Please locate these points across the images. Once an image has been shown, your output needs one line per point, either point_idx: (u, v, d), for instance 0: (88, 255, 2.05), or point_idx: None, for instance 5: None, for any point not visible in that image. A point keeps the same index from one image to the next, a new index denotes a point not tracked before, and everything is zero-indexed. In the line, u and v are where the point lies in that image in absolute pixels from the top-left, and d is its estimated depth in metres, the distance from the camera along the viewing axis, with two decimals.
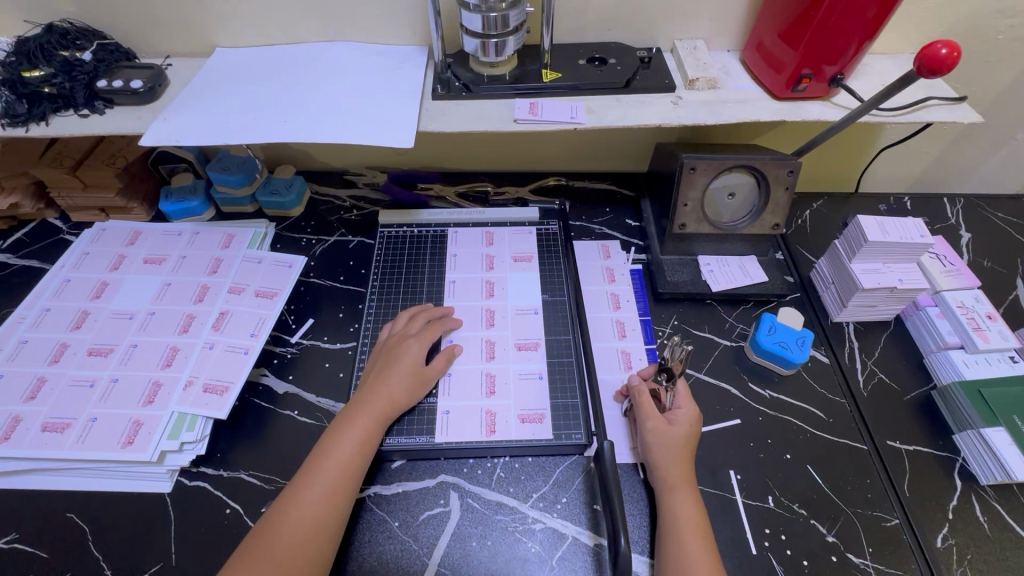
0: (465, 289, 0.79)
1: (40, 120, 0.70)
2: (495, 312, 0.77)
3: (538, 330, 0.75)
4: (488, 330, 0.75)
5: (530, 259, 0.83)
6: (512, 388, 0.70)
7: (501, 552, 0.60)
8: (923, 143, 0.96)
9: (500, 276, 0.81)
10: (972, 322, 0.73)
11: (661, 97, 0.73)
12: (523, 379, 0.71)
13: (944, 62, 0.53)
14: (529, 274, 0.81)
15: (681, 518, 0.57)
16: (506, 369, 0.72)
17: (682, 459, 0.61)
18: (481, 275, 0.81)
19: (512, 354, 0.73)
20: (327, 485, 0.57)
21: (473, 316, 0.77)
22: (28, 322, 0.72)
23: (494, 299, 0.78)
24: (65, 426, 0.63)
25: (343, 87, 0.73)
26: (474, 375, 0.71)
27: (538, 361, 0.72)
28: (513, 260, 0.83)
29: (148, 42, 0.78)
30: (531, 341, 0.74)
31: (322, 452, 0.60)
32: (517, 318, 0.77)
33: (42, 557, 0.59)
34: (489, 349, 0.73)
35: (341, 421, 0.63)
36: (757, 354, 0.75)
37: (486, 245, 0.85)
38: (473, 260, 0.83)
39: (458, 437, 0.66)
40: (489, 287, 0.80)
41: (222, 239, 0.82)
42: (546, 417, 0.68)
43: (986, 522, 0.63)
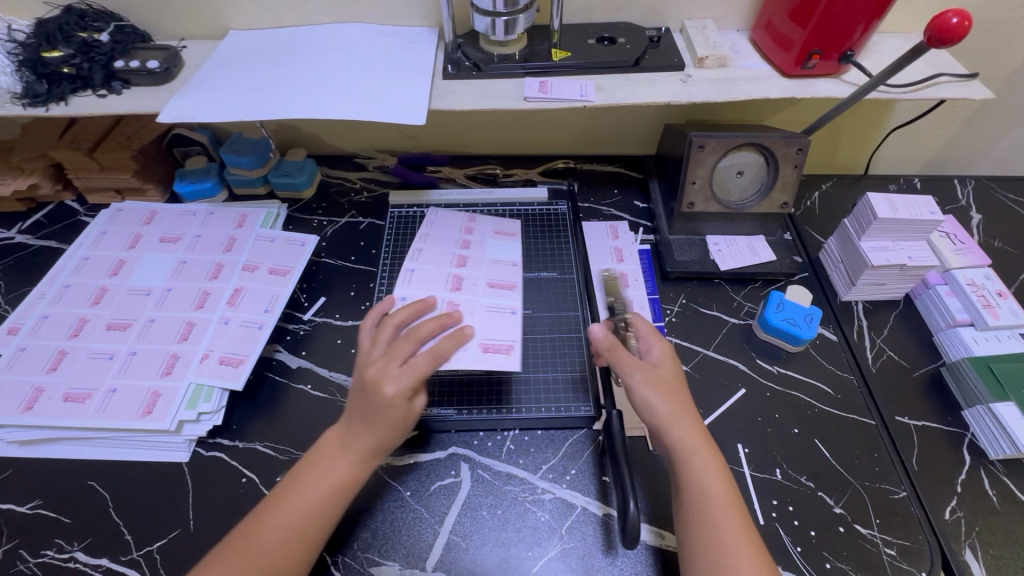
0: (431, 256, 0.75)
1: (59, 100, 0.71)
2: (463, 279, 0.72)
3: (513, 276, 0.74)
4: (453, 293, 0.70)
5: (513, 234, 0.82)
6: (478, 316, 0.66)
7: (512, 521, 0.61)
8: (934, 125, 0.96)
9: (474, 254, 0.77)
10: (983, 300, 0.73)
11: (670, 76, 0.73)
12: (492, 311, 0.67)
13: (955, 32, 0.53)
14: (508, 245, 0.80)
15: (705, 479, 0.54)
16: (472, 301, 0.68)
17: (688, 413, 0.57)
18: (454, 250, 0.77)
19: (482, 290, 0.70)
20: (309, 504, 0.54)
21: (439, 277, 0.72)
22: (48, 298, 0.74)
23: (463, 268, 0.74)
24: (84, 397, 0.65)
25: (354, 67, 0.74)
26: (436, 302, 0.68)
27: (510, 299, 0.70)
28: (494, 233, 0.82)
29: (164, 25, 0.80)
30: (504, 284, 0.72)
31: (305, 471, 0.56)
32: (491, 267, 0.75)
33: (64, 522, 0.60)
34: (455, 282, 0.71)
35: (328, 446, 0.57)
36: (765, 332, 0.76)
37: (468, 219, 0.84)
38: (448, 239, 0.79)
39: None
40: (460, 259, 0.75)
41: (237, 218, 0.84)
42: (513, 350, 0.62)
43: (995, 496, 0.63)
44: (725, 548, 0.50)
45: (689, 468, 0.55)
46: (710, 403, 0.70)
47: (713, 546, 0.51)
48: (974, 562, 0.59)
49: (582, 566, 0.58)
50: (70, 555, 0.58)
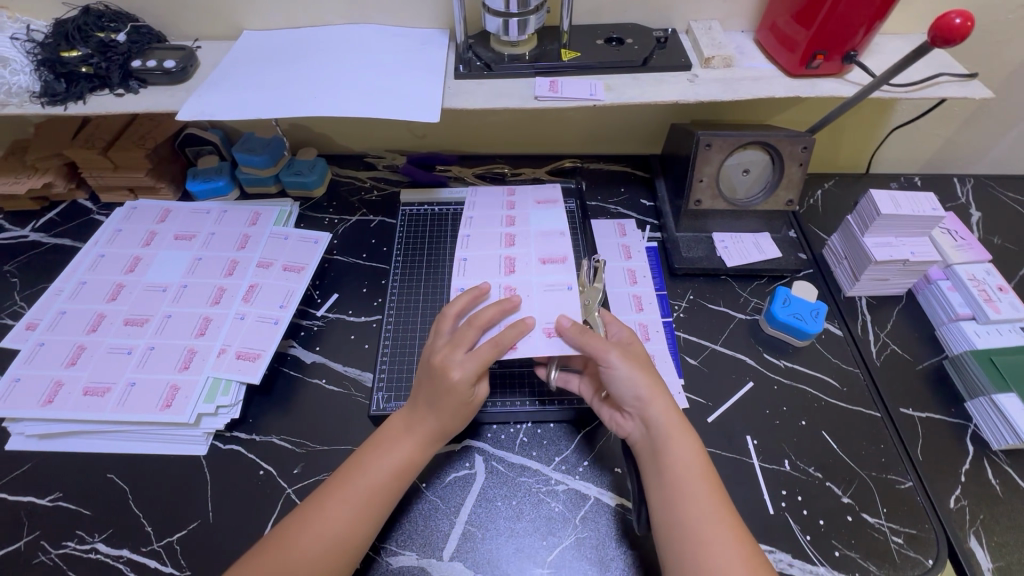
0: (481, 239, 0.75)
1: (78, 99, 0.72)
2: (515, 260, 0.71)
3: (564, 247, 0.73)
4: (508, 277, 0.69)
5: (555, 202, 0.82)
6: (536, 298, 0.66)
7: (526, 511, 0.62)
8: (934, 124, 0.98)
9: (521, 229, 0.76)
10: (984, 294, 0.75)
11: (678, 76, 0.75)
12: (549, 289, 0.67)
13: (958, 31, 0.55)
14: (553, 215, 0.79)
15: (683, 455, 0.56)
16: (529, 281, 0.68)
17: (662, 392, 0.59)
18: (501, 229, 0.77)
19: (535, 268, 0.70)
20: (366, 497, 0.55)
21: (492, 262, 0.71)
22: (66, 294, 0.75)
23: (514, 248, 0.73)
24: (104, 390, 0.65)
25: (367, 67, 0.75)
26: (493, 287, 0.68)
27: (564, 274, 0.69)
28: (536, 203, 0.82)
29: (179, 26, 0.81)
30: (556, 257, 0.72)
31: (362, 465, 0.57)
32: (539, 240, 0.75)
33: (85, 515, 0.61)
34: (508, 264, 0.71)
35: (389, 440, 0.59)
36: (772, 326, 0.77)
37: (508, 195, 0.84)
38: (493, 220, 0.79)
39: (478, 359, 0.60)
40: (509, 238, 0.75)
41: (250, 216, 0.85)
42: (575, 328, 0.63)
43: (998, 485, 0.64)
44: (701, 521, 0.52)
45: (667, 443, 0.56)
46: (719, 396, 0.72)
47: (689, 518, 0.52)
48: (979, 549, 0.60)
49: (596, 555, 0.59)
50: (91, 546, 0.59)
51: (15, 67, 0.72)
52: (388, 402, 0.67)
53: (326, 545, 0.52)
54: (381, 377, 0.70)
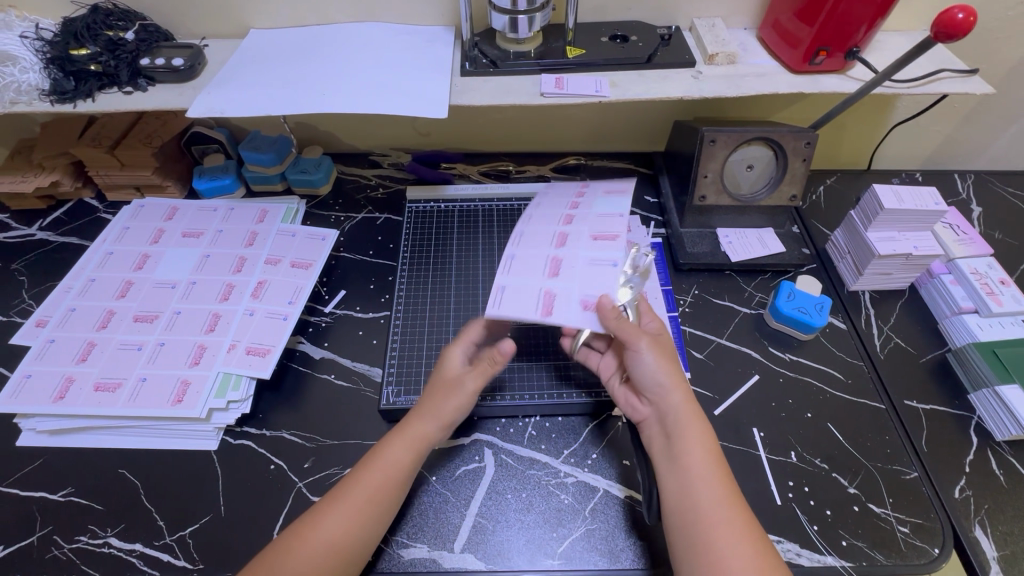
0: (540, 219, 0.78)
1: (87, 97, 0.73)
2: (568, 236, 0.74)
3: (618, 226, 0.73)
4: (557, 249, 0.72)
5: (624, 191, 0.79)
6: (578, 273, 0.68)
7: (536, 503, 0.63)
8: (935, 121, 0.98)
9: (581, 213, 0.77)
10: (986, 288, 0.76)
11: (682, 72, 0.76)
12: (594, 264, 0.69)
13: (961, 27, 0.56)
14: (620, 203, 0.78)
15: (700, 452, 0.56)
16: (576, 255, 0.71)
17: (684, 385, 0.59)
18: (555, 228, 0.76)
19: (586, 244, 0.72)
20: (365, 498, 0.55)
21: (545, 237, 0.75)
22: (74, 291, 0.75)
23: (569, 225, 0.76)
24: (116, 386, 0.66)
25: (375, 64, 0.76)
26: (541, 258, 0.71)
27: (614, 250, 0.70)
28: (604, 193, 0.80)
29: (186, 24, 0.81)
30: (608, 234, 0.73)
31: (367, 465, 0.58)
32: (597, 219, 0.75)
33: (97, 509, 0.61)
34: (561, 238, 0.74)
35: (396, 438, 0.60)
36: (776, 320, 0.78)
37: (578, 189, 0.83)
38: (557, 202, 0.81)
39: (512, 310, 0.65)
40: (567, 217, 0.77)
41: (257, 213, 0.85)
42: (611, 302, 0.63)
43: (1002, 475, 0.65)
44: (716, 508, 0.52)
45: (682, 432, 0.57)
46: (726, 389, 0.72)
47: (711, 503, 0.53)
48: (984, 538, 0.61)
49: (606, 546, 0.60)
50: (104, 540, 0.59)
51: (25, 65, 0.72)
52: (398, 396, 0.68)
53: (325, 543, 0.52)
54: (391, 372, 0.70)
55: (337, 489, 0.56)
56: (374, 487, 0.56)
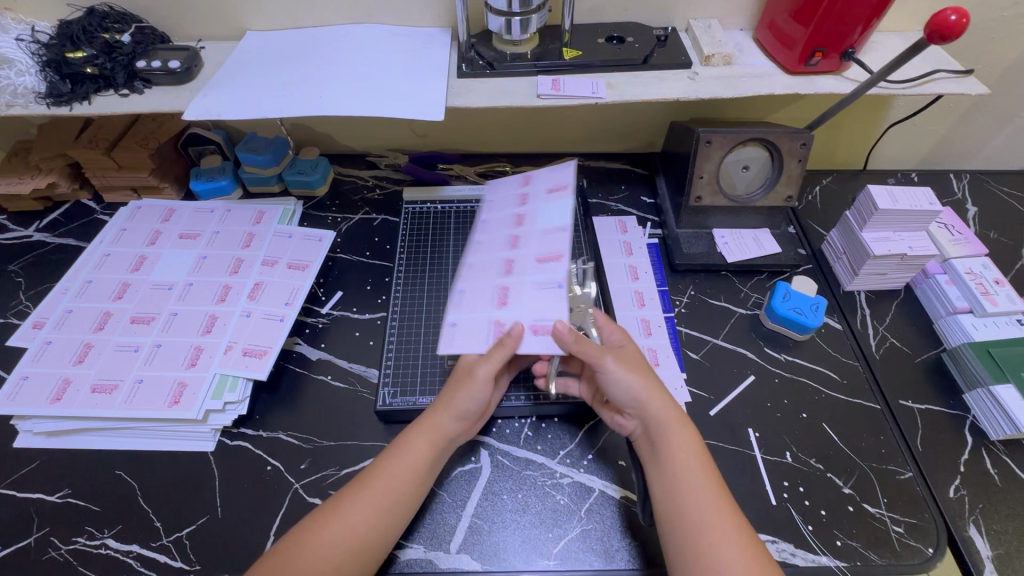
0: (489, 241, 0.76)
1: (83, 99, 0.73)
2: (515, 261, 0.71)
3: (562, 243, 0.69)
4: (505, 277, 0.69)
5: (566, 188, 0.76)
6: (527, 300, 0.65)
7: (532, 504, 0.63)
8: (931, 121, 0.99)
9: (527, 230, 0.74)
10: (981, 287, 0.76)
11: (678, 73, 0.76)
12: (539, 289, 0.66)
13: (954, 29, 0.56)
14: (559, 206, 0.74)
15: (682, 450, 0.57)
16: (523, 281, 0.68)
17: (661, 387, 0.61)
18: (502, 254, 0.73)
19: (531, 267, 0.68)
20: (381, 498, 0.56)
21: (491, 265, 0.72)
22: (72, 292, 0.75)
23: (516, 249, 0.72)
24: (112, 388, 0.66)
25: (371, 66, 0.76)
26: (487, 290, 0.69)
27: (559, 270, 0.66)
28: (547, 193, 0.77)
29: (183, 26, 0.81)
30: (553, 254, 0.69)
31: (384, 465, 0.58)
32: (543, 237, 0.72)
33: (94, 511, 0.62)
34: (507, 265, 0.71)
35: (397, 443, 0.60)
36: (771, 321, 0.78)
37: (521, 187, 0.82)
38: (503, 220, 0.78)
39: (464, 347, 0.64)
40: (514, 240, 0.74)
41: (254, 215, 0.85)
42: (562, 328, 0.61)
43: (997, 475, 0.65)
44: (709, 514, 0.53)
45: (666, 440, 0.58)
46: (721, 389, 0.73)
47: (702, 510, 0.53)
48: (978, 537, 0.61)
49: (602, 547, 0.60)
50: (101, 541, 0.60)
51: (21, 68, 0.72)
52: (394, 397, 0.68)
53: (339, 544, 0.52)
54: (387, 373, 0.70)
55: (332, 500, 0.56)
56: (375, 492, 0.56)
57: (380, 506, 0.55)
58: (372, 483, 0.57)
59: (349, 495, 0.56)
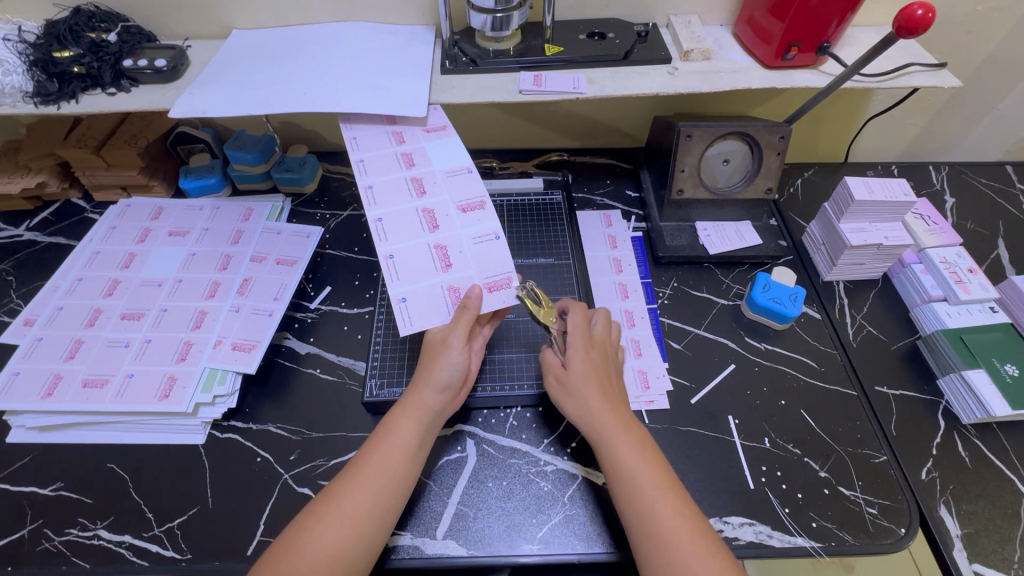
0: (389, 193, 0.71)
1: (70, 98, 0.74)
2: (434, 212, 0.70)
3: (477, 188, 0.72)
4: (433, 234, 0.69)
5: (445, 126, 0.76)
6: (469, 255, 0.68)
7: (517, 490, 0.65)
8: (910, 113, 1.00)
9: (425, 171, 0.73)
10: (955, 276, 0.77)
11: (658, 69, 0.77)
12: (478, 242, 0.69)
13: (920, 23, 0.58)
14: (450, 145, 0.75)
15: (628, 464, 0.56)
16: (457, 236, 0.69)
17: (600, 396, 0.61)
18: (415, 205, 0.71)
19: (458, 219, 0.70)
20: (373, 477, 0.58)
21: (411, 220, 0.70)
22: (62, 290, 0.76)
23: (427, 197, 0.71)
24: (103, 382, 0.67)
25: (356, 63, 0.77)
26: (422, 250, 0.68)
27: (488, 221, 0.71)
28: (427, 131, 0.75)
29: (169, 25, 0.82)
30: (472, 201, 0.72)
31: (375, 444, 0.60)
32: (448, 181, 0.73)
33: (86, 503, 0.63)
34: (429, 219, 0.70)
35: (384, 424, 0.62)
36: (751, 311, 0.80)
37: (390, 127, 0.75)
38: (387, 161, 0.73)
39: (424, 319, 0.65)
40: (418, 185, 0.72)
41: (243, 212, 0.86)
42: (513, 280, 0.68)
43: (968, 457, 0.67)
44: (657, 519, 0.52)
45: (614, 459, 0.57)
46: (702, 378, 0.74)
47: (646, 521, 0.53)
48: (948, 517, 0.63)
49: (585, 531, 0.61)
50: (94, 532, 0.61)
51: (8, 67, 0.73)
52: (381, 388, 0.69)
53: (335, 523, 0.54)
54: (374, 365, 0.71)
55: (325, 491, 0.57)
56: (365, 479, 0.57)
57: (372, 487, 0.57)
58: (361, 471, 0.58)
59: (340, 485, 0.57)
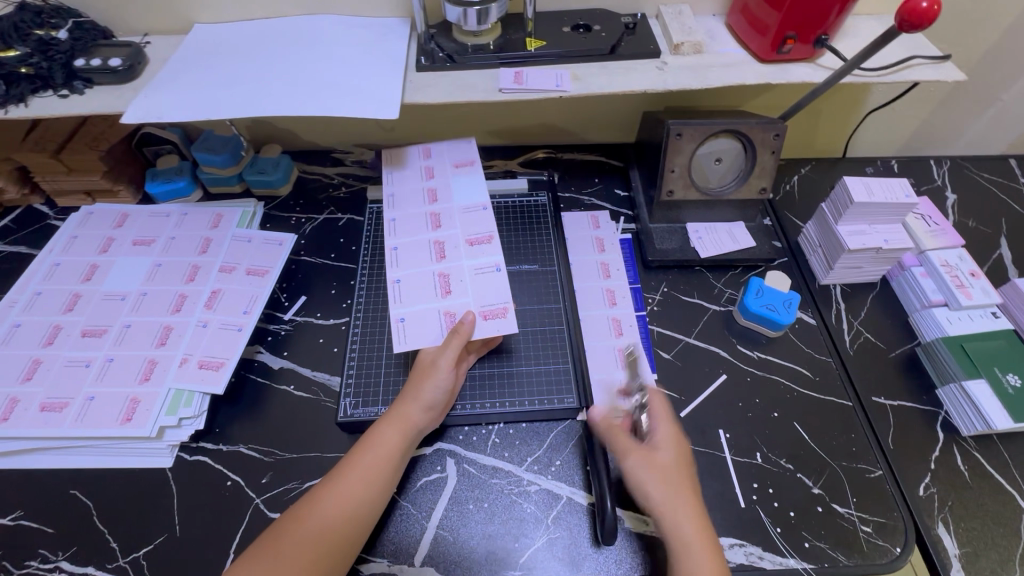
0: (408, 224, 0.74)
1: (18, 101, 0.69)
2: (444, 244, 0.72)
3: (489, 224, 0.73)
4: (439, 263, 0.70)
5: (472, 164, 0.81)
6: (469, 285, 0.68)
7: (499, 512, 0.62)
8: (911, 106, 0.96)
9: (445, 207, 0.76)
10: (956, 281, 0.74)
11: (646, 64, 0.73)
12: (479, 273, 0.69)
13: (925, 16, 0.54)
14: (472, 181, 0.79)
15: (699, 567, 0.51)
16: (461, 266, 0.70)
17: (683, 483, 0.55)
18: (428, 235, 0.73)
19: (464, 251, 0.71)
20: (353, 486, 0.56)
21: (421, 250, 0.72)
22: (20, 306, 0.72)
23: (441, 230, 0.73)
24: (62, 405, 0.64)
25: (324, 61, 0.72)
26: (426, 277, 0.69)
27: (493, 254, 0.71)
28: (454, 167, 0.81)
29: (126, 20, 0.77)
30: (482, 235, 0.73)
31: (357, 451, 0.59)
32: (464, 215, 0.75)
33: (47, 533, 0.60)
34: (438, 249, 0.72)
35: (367, 435, 0.60)
36: (745, 318, 0.76)
37: (423, 162, 0.82)
38: (415, 196, 0.78)
39: (417, 340, 0.64)
40: (435, 219, 0.75)
41: (212, 218, 0.82)
42: (509, 311, 0.65)
43: (967, 471, 0.65)
44: None
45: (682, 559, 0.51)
46: (692, 390, 0.71)
47: None
48: (946, 535, 0.61)
49: (568, 555, 0.59)
50: (55, 564, 0.58)
51: None
52: (355, 407, 0.66)
53: (311, 533, 0.53)
54: (349, 382, 0.68)
55: (301, 502, 0.55)
56: (345, 490, 0.56)
57: (352, 495, 0.55)
58: (342, 481, 0.56)
59: (319, 495, 0.55)
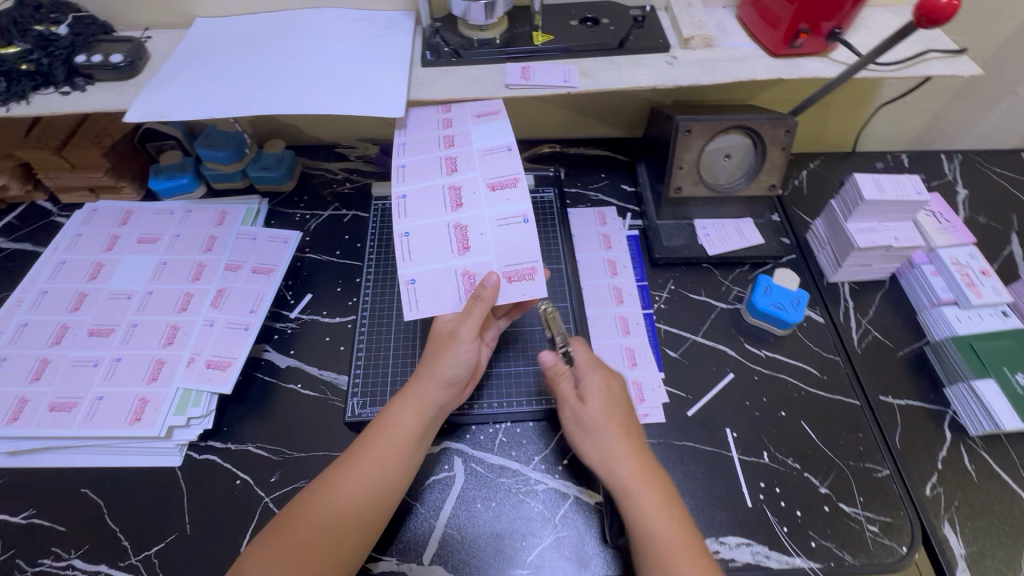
0: (417, 170, 0.66)
1: (20, 99, 0.68)
2: (461, 191, 0.64)
3: (514, 166, 0.65)
4: (455, 213, 0.64)
5: (497, 112, 0.70)
6: (490, 240, 0.63)
7: (506, 511, 0.62)
8: (923, 99, 0.94)
9: (462, 150, 0.67)
10: (966, 279, 0.74)
11: (656, 58, 0.71)
12: (502, 225, 0.63)
13: (944, 11, 0.52)
14: (497, 129, 0.68)
15: (647, 512, 0.53)
16: (480, 216, 0.63)
17: (617, 432, 0.58)
18: (442, 182, 0.65)
19: (485, 197, 0.64)
20: (371, 467, 0.57)
21: (434, 198, 0.64)
22: (27, 305, 0.72)
23: (457, 175, 0.66)
24: (72, 405, 0.64)
25: (327, 57, 0.71)
26: (441, 230, 0.63)
27: (519, 201, 0.63)
28: (474, 117, 0.70)
29: (125, 14, 0.76)
30: (506, 180, 0.65)
31: (373, 434, 0.59)
32: (484, 158, 0.66)
33: (59, 531, 0.60)
34: (454, 196, 0.64)
35: (384, 417, 0.60)
36: (753, 316, 0.76)
37: (440, 112, 0.72)
38: (429, 144, 0.69)
39: (432, 306, 0.60)
40: (450, 164, 0.67)
41: (216, 216, 0.82)
42: (537, 272, 0.62)
43: (974, 471, 0.65)
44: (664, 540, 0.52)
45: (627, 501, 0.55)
46: (700, 389, 0.71)
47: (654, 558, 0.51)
48: (952, 535, 0.61)
49: (576, 554, 0.60)
50: (68, 562, 0.59)
51: None
52: (363, 407, 0.66)
53: (330, 514, 0.54)
54: (357, 382, 0.68)
55: (321, 481, 0.56)
56: (363, 471, 0.56)
57: (369, 478, 0.56)
58: (359, 462, 0.57)
59: (337, 478, 0.56)
